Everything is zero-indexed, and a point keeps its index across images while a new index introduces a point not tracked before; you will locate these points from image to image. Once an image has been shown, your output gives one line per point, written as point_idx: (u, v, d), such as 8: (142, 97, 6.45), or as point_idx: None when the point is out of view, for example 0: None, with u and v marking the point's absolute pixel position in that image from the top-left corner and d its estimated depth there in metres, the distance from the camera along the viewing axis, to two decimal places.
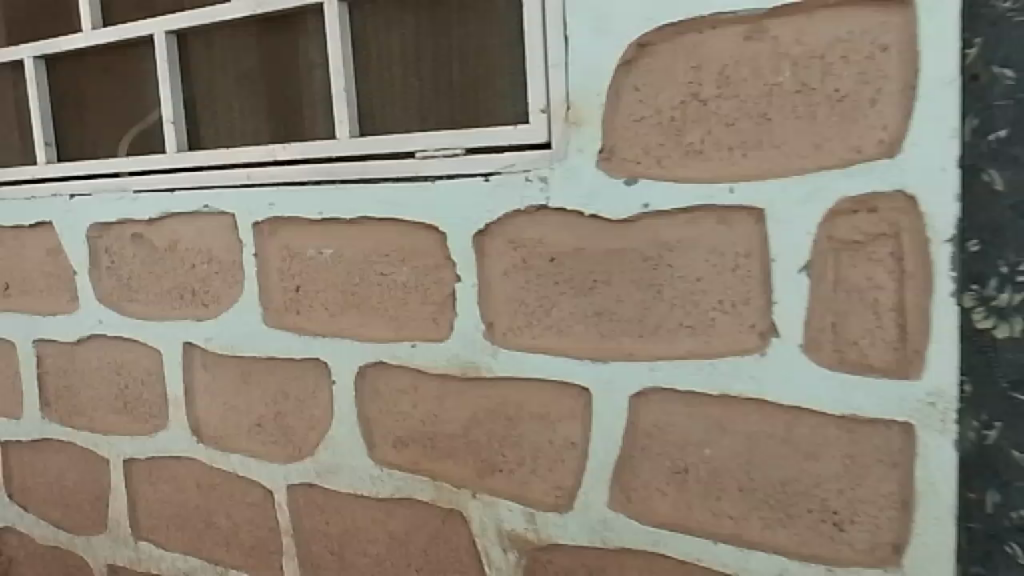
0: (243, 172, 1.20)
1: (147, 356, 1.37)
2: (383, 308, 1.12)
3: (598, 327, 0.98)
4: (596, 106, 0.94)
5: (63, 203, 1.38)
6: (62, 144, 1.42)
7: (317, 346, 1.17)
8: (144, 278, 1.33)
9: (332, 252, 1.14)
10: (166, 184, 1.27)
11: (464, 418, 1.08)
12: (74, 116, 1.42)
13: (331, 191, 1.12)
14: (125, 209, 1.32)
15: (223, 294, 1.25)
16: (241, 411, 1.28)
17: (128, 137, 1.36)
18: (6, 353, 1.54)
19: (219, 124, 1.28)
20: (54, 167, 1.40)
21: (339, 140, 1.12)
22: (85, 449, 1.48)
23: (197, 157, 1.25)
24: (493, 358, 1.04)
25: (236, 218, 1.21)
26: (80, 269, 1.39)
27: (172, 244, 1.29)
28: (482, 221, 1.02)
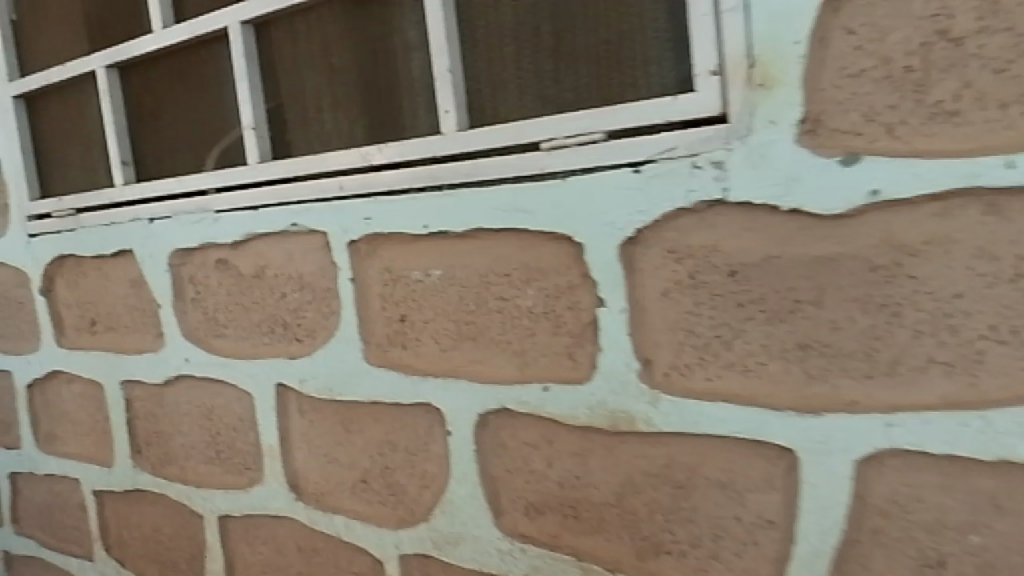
0: (333, 181, 0.99)
1: (237, 399, 1.15)
2: (506, 340, 0.86)
3: (804, 365, 0.71)
4: (793, 59, 0.68)
5: (144, 228, 1.20)
6: (140, 165, 1.24)
7: (428, 389, 0.94)
8: (232, 310, 1.12)
9: (441, 274, 0.90)
10: (247, 201, 1.07)
11: (616, 484, 0.82)
12: (150, 131, 1.23)
13: (438, 199, 0.88)
14: (206, 232, 1.12)
15: (318, 326, 1.03)
16: (343, 464, 1.05)
17: (209, 154, 1.15)
18: (94, 396, 1.38)
19: (303, 128, 1.06)
20: (133, 188, 1.22)
21: (445, 135, 0.88)
22: (180, 502, 1.29)
23: (279, 167, 1.04)
24: (653, 407, 0.77)
25: (328, 237, 1.00)
26: (165, 303, 1.20)
27: (259, 270, 1.08)
28: (632, 226, 0.75)
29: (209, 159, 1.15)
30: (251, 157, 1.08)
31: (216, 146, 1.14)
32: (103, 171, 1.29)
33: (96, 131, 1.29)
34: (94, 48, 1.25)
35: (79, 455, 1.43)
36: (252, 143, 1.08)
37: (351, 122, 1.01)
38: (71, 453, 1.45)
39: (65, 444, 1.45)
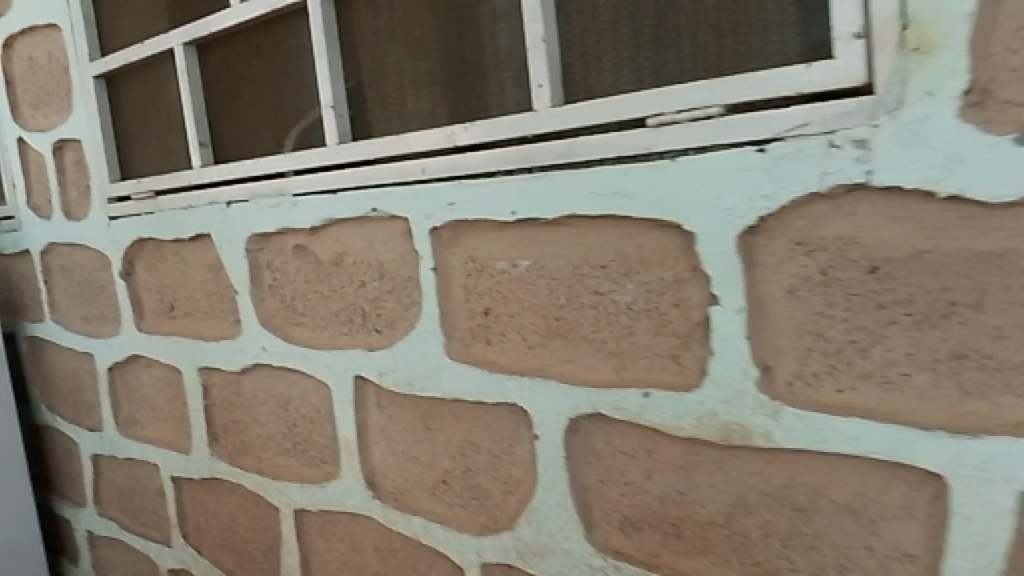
0: (416, 164, 0.90)
1: (314, 391, 1.09)
2: (601, 339, 0.77)
3: (958, 379, 0.60)
4: (957, 18, 0.56)
5: (222, 211, 1.16)
6: (219, 146, 1.19)
7: (512, 388, 0.85)
8: (310, 299, 1.07)
9: (530, 264, 0.81)
10: (327, 185, 1.01)
11: (725, 503, 0.73)
12: (229, 110, 1.18)
13: (529, 183, 0.79)
14: (284, 217, 1.06)
15: (398, 317, 0.96)
16: (422, 463, 0.97)
17: (289, 134, 1.09)
18: (173, 381, 1.35)
19: (384, 108, 0.99)
20: (210, 170, 1.17)
21: (537, 113, 0.79)
22: (255, 493, 1.24)
23: (355, 148, 0.97)
24: (773, 420, 0.68)
25: (410, 223, 0.92)
26: (243, 289, 1.16)
27: (337, 257, 1.02)
28: (754, 214, 0.66)
29: (288, 140, 1.09)
30: (330, 139, 1.01)
31: (294, 126, 1.08)
32: (183, 153, 1.25)
33: (177, 110, 1.24)
34: (173, 25, 1.20)
35: (159, 440, 1.41)
36: (330, 124, 1.01)
37: (438, 100, 0.94)
38: (151, 438, 1.42)
39: (145, 429, 1.43)
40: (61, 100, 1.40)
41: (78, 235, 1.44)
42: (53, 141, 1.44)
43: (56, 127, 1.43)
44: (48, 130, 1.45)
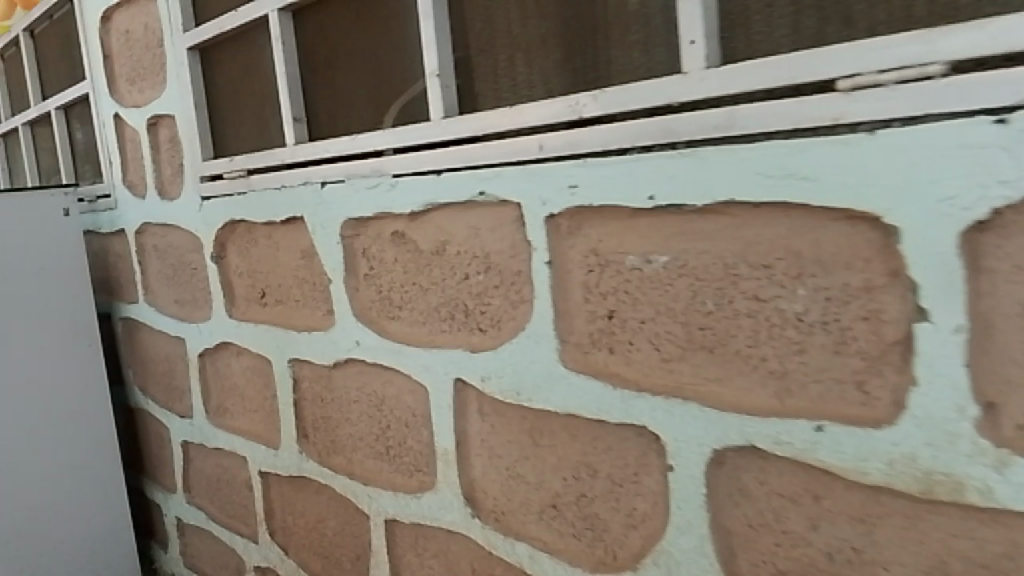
0: (533, 140, 0.74)
1: (411, 392, 0.96)
2: (759, 356, 0.62)
3: None
4: None
5: (316, 193, 1.02)
6: (315, 123, 1.07)
7: (639, 409, 0.70)
8: (410, 292, 0.93)
9: (670, 261, 0.66)
10: (427, 164, 0.87)
11: (919, 570, 0.57)
12: (323, 83, 1.05)
13: (673, 163, 0.64)
14: (382, 200, 0.93)
15: (506, 314, 0.82)
16: (529, 483, 0.83)
17: (389, 112, 0.96)
18: (261, 372, 1.23)
19: (495, 77, 0.85)
20: (303, 147, 1.04)
21: (687, 77, 0.63)
22: (343, 497, 1.13)
23: (457, 123, 0.83)
24: (997, 475, 0.52)
25: (523, 208, 0.77)
26: (335, 278, 1.02)
27: (439, 246, 0.88)
28: (984, 204, 0.50)
29: (388, 117, 0.96)
30: (434, 114, 0.87)
31: (395, 101, 0.95)
32: (274, 129, 1.14)
33: (271, 83, 1.13)
34: None
35: (247, 432, 1.30)
36: (434, 97, 0.87)
37: (563, 67, 0.79)
38: (239, 429, 1.32)
39: (235, 420, 1.32)
40: (156, 75, 1.34)
41: (171, 215, 1.36)
42: (147, 117, 1.38)
43: (151, 103, 1.36)
44: (144, 105, 1.38)
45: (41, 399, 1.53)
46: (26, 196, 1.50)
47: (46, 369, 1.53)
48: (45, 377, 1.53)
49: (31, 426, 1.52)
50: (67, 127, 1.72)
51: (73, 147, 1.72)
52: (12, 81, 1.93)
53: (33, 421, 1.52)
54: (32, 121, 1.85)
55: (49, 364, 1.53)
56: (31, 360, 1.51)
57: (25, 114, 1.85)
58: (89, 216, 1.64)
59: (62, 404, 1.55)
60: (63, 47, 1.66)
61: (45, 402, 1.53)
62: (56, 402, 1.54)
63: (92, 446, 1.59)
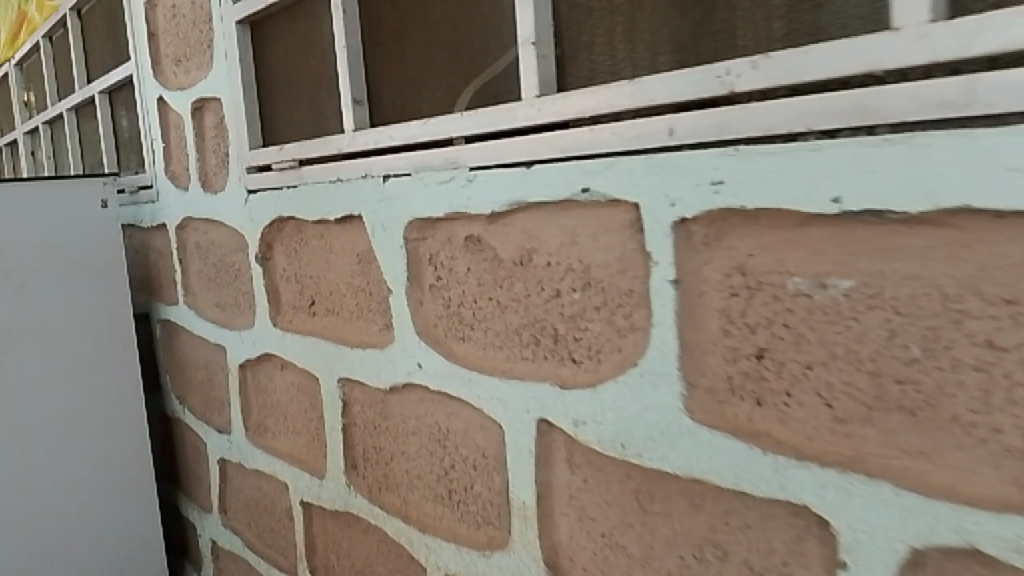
0: (660, 122, 0.56)
1: (481, 428, 0.78)
2: (990, 427, 0.44)
3: None
4: None
5: (377, 189, 0.85)
6: (378, 106, 0.89)
7: (800, 482, 0.52)
8: (484, 309, 0.76)
9: (857, 289, 0.49)
10: (512, 154, 0.69)
11: None
12: (393, 57, 0.86)
13: (872, 153, 0.46)
14: (455, 197, 0.76)
15: (606, 344, 0.63)
16: (632, 557, 0.65)
17: (463, 95, 0.78)
18: (309, 390, 1.07)
19: (607, 45, 0.65)
20: (360, 134, 0.87)
21: (899, 34, 0.45)
22: (393, 543, 0.95)
23: (554, 102, 0.65)
24: None
25: (643, 211, 0.58)
26: (397, 288, 0.86)
27: (525, 256, 0.70)
28: None
29: (461, 101, 0.77)
30: (526, 90, 0.68)
31: (476, 81, 0.76)
32: (333, 114, 0.96)
33: (331, 57, 0.94)
34: None
35: (289, 454, 1.14)
36: (529, 68, 0.68)
37: (704, 25, 0.59)
38: (281, 451, 1.16)
39: (277, 440, 1.17)
40: (202, 54, 1.19)
41: (213, 210, 1.20)
42: (192, 101, 1.23)
43: (195, 85, 1.21)
44: (189, 88, 1.24)
45: (69, 405, 1.40)
46: (62, 183, 1.38)
47: (77, 371, 1.41)
48: (76, 381, 1.41)
49: (59, 435, 1.40)
50: (112, 113, 1.60)
51: (117, 134, 1.60)
52: (59, 65, 1.82)
53: (61, 429, 1.40)
54: (78, 107, 1.74)
55: (81, 366, 1.41)
56: (61, 360, 1.39)
57: (70, 99, 1.74)
58: (130, 208, 1.52)
59: (94, 411, 1.43)
60: (110, 26, 1.53)
61: (76, 408, 1.41)
62: (87, 408, 1.42)
63: (125, 459, 1.46)
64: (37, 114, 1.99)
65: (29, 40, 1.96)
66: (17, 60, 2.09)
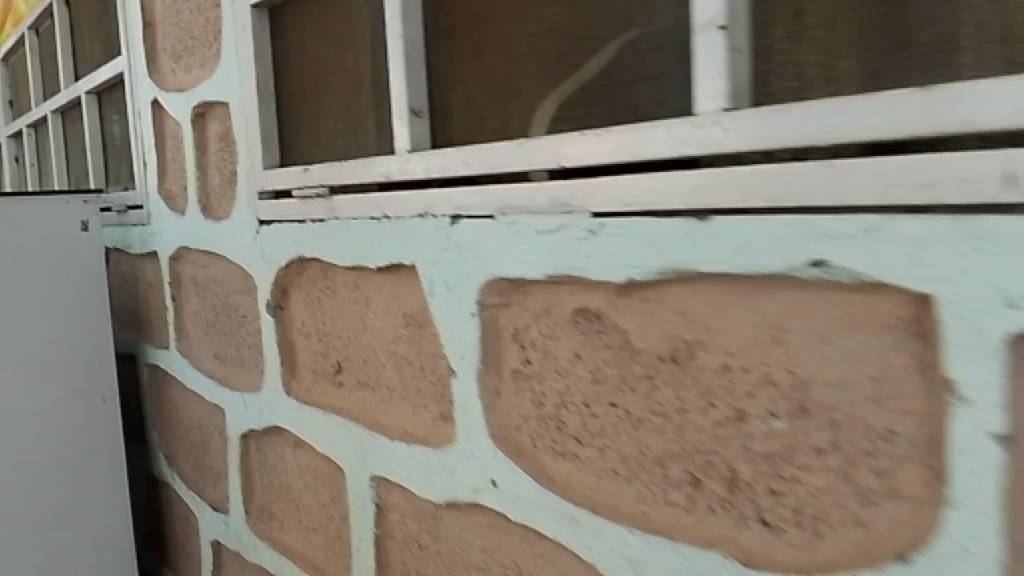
0: (989, 162, 0.32)
1: None
2: None
3: None
4: None
5: (440, 233, 0.61)
6: (444, 118, 0.63)
7: None
8: (598, 420, 0.50)
9: None
10: (667, 197, 0.44)
11: None
12: (469, 50, 0.60)
13: None
14: (560, 255, 0.50)
15: (834, 509, 0.39)
16: None
17: (540, 112, 0.55)
18: (329, 479, 0.82)
19: (854, 29, 0.39)
20: (413, 158, 0.62)
21: None
22: None
23: (755, 122, 0.39)
24: None
25: (939, 309, 0.34)
26: (464, 371, 0.60)
27: (678, 352, 0.45)
28: None
29: (539, 124, 0.54)
30: (704, 100, 0.42)
31: (560, 92, 0.53)
32: (384, 128, 0.71)
33: (382, 53, 0.70)
34: None
35: (301, 554, 0.89)
36: (704, 65, 0.42)
37: None
38: (291, 547, 0.91)
39: (286, 533, 0.91)
40: (207, 47, 0.92)
41: (213, 240, 0.96)
42: (193, 105, 0.96)
43: (196, 88, 0.95)
44: (190, 89, 0.97)
45: (34, 473, 1.13)
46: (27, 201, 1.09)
47: (43, 434, 1.13)
48: (43, 445, 1.13)
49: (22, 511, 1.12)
50: (101, 117, 1.35)
51: (106, 142, 1.35)
52: (44, 61, 1.58)
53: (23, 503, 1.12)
54: (65, 109, 1.49)
55: (47, 428, 1.13)
56: (23, 421, 1.12)
57: (56, 100, 1.49)
58: (117, 230, 1.28)
59: (64, 482, 1.15)
60: (99, 14, 1.29)
61: (41, 479, 1.14)
62: (55, 479, 1.15)
63: (102, 540, 1.18)
64: (22, 116, 1.75)
65: (14, 33, 1.72)
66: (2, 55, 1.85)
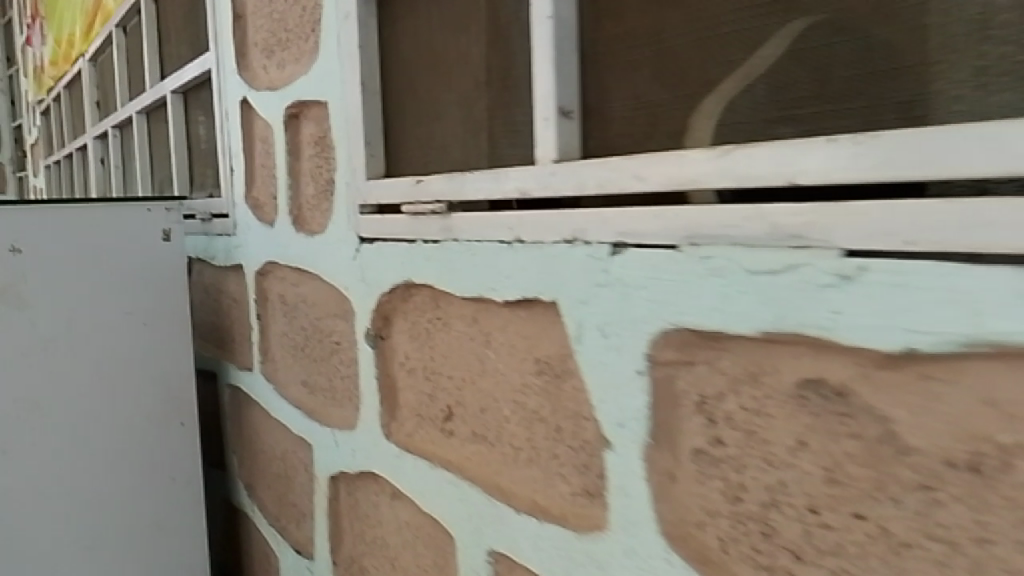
0: None
1: None
2: None
3: None
4: None
5: (596, 265, 0.46)
6: (600, 118, 0.49)
7: None
8: (836, 536, 0.37)
9: None
10: (980, 234, 0.30)
11: None
12: (634, 31, 0.46)
13: None
14: (788, 308, 0.36)
15: None
16: None
17: (701, 111, 0.43)
18: (430, 541, 0.68)
19: None
20: (560, 169, 0.49)
21: None
22: None
23: None
24: None
25: None
26: (623, 444, 0.46)
27: (982, 458, 0.31)
28: None
29: (700, 126, 0.43)
30: None
31: (729, 85, 0.42)
32: (515, 130, 0.57)
33: (514, 40, 0.56)
34: None
35: None
36: None
37: None
38: None
39: None
40: (303, 39, 0.82)
41: (306, 256, 0.85)
42: (286, 105, 0.86)
43: (290, 86, 0.84)
44: (284, 87, 0.86)
45: (107, 510, 1.01)
46: (101, 207, 0.97)
47: (114, 465, 1.01)
48: (111, 479, 1.01)
49: (93, 554, 1.00)
50: (185, 118, 1.27)
51: (191, 145, 1.27)
52: (131, 60, 1.52)
53: (96, 545, 1.00)
54: (150, 110, 1.42)
55: (119, 457, 1.01)
56: (93, 449, 0.99)
57: (142, 99, 1.42)
58: (201, 239, 1.19)
59: (138, 520, 1.03)
60: (187, 8, 1.21)
61: (108, 514, 1.01)
62: (123, 516, 1.02)
63: None
64: (108, 117, 1.70)
65: (102, 32, 1.67)
66: (91, 55, 1.81)
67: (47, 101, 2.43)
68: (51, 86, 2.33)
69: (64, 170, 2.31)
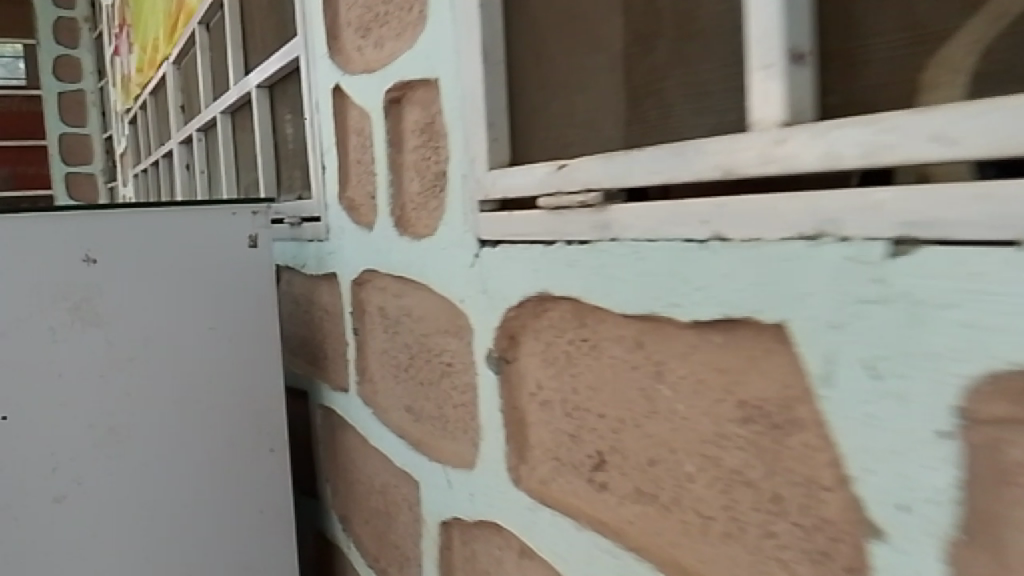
0: None
1: None
2: None
3: None
4: None
5: (857, 272, 0.32)
6: (851, 62, 0.34)
7: None
8: None
9: None
10: None
11: None
12: None
13: None
14: None
15: None
16: None
17: (941, 64, 0.31)
18: None
19: None
20: (793, 133, 0.34)
21: None
22: None
23: None
24: None
25: None
26: (906, 537, 0.31)
27: None
28: None
29: (947, 80, 0.31)
30: None
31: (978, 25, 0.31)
32: (704, 92, 0.42)
33: None
34: None
35: None
36: None
37: None
38: None
39: None
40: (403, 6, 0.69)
41: (411, 264, 0.72)
42: (384, 88, 0.73)
43: (389, 66, 0.72)
44: (381, 71, 0.74)
45: (189, 547, 0.90)
46: (176, 211, 0.87)
47: (197, 498, 0.90)
48: (194, 513, 0.90)
49: None
50: (272, 116, 1.17)
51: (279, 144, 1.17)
52: (214, 59, 1.44)
53: None
54: (235, 108, 1.34)
55: (204, 488, 0.91)
56: (174, 480, 0.89)
57: (225, 99, 1.34)
58: (290, 246, 1.09)
59: (224, 557, 0.92)
60: None
61: (194, 552, 0.91)
62: (208, 554, 0.91)
63: None
64: (193, 121, 1.63)
65: (185, 33, 1.60)
66: (175, 58, 1.75)
67: (134, 110, 2.40)
68: (138, 95, 2.31)
69: (152, 178, 2.27)
